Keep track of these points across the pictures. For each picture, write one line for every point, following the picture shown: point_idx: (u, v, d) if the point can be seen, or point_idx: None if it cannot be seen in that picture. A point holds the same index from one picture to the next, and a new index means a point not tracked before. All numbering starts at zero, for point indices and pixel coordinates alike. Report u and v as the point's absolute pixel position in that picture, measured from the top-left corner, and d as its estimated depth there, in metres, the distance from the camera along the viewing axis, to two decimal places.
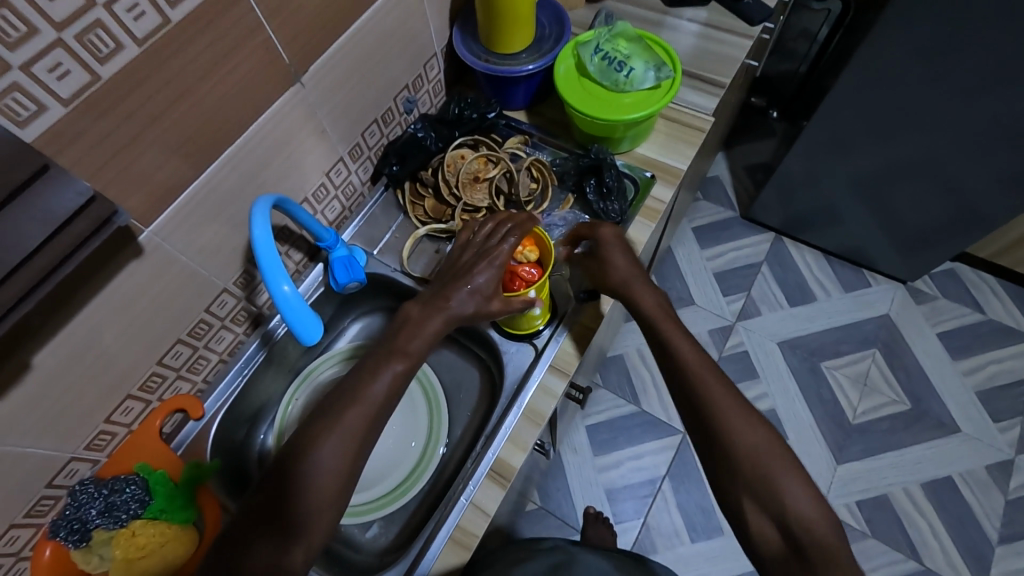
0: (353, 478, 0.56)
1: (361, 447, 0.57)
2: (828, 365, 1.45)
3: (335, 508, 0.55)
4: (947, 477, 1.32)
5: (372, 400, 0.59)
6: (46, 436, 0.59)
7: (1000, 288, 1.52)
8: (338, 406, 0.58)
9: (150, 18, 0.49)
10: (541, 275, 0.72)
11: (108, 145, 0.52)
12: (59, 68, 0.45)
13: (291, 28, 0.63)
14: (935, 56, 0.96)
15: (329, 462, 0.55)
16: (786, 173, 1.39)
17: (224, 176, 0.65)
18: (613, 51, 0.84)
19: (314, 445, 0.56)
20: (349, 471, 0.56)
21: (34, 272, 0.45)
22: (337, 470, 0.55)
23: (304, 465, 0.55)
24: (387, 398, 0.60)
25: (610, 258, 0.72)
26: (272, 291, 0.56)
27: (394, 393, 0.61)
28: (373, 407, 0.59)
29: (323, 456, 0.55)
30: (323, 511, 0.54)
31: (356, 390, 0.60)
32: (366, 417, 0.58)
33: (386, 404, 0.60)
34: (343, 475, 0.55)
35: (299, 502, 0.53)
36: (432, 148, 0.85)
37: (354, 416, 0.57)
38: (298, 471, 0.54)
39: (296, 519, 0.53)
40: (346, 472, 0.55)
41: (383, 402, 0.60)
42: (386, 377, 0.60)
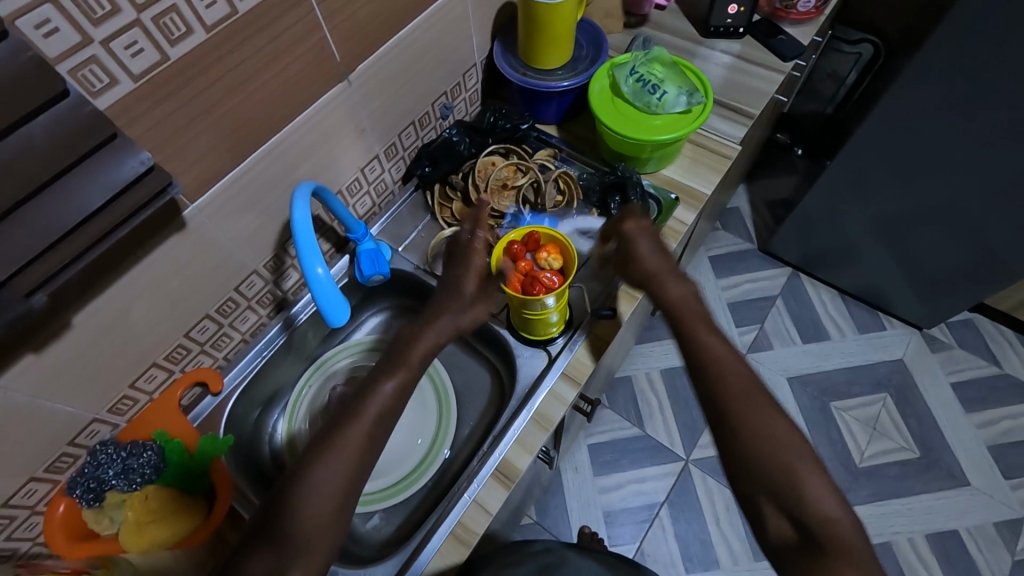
0: (355, 490, 0.55)
1: (363, 459, 0.56)
2: (838, 405, 1.44)
3: (338, 525, 0.53)
4: (954, 530, 1.30)
5: (372, 414, 0.59)
6: (74, 395, 0.61)
7: (1018, 342, 1.50)
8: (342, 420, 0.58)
9: (220, 7, 0.53)
10: (563, 283, 0.72)
11: (168, 122, 0.55)
12: (134, 46, 0.49)
13: (345, 29, 0.66)
14: (964, 104, 0.98)
15: (328, 479, 0.54)
16: (808, 209, 1.40)
17: (267, 163, 0.68)
18: (647, 75, 0.87)
19: (315, 461, 0.55)
20: (351, 483, 0.55)
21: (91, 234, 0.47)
22: (337, 485, 0.54)
23: (306, 481, 0.53)
24: (389, 408, 0.60)
25: (641, 245, 0.70)
26: (306, 271, 0.59)
27: (395, 402, 0.61)
28: (374, 420, 0.58)
29: (322, 472, 0.54)
30: (326, 527, 0.53)
31: (359, 405, 0.59)
32: (368, 429, 0.57)
33: (389, 417, 0.60)
34: (346, 484, 0.54)
35: (303, 513, 0.52)
36: (464, 153, 0.88)
37: (355, 430, 0.57)
38: (299, 489, 0.53)
39: (298, 531, 0.51)
40: (346, 487, 0.54)
41: (385, 414, 0.59)
42: (385, 390, 0.60)
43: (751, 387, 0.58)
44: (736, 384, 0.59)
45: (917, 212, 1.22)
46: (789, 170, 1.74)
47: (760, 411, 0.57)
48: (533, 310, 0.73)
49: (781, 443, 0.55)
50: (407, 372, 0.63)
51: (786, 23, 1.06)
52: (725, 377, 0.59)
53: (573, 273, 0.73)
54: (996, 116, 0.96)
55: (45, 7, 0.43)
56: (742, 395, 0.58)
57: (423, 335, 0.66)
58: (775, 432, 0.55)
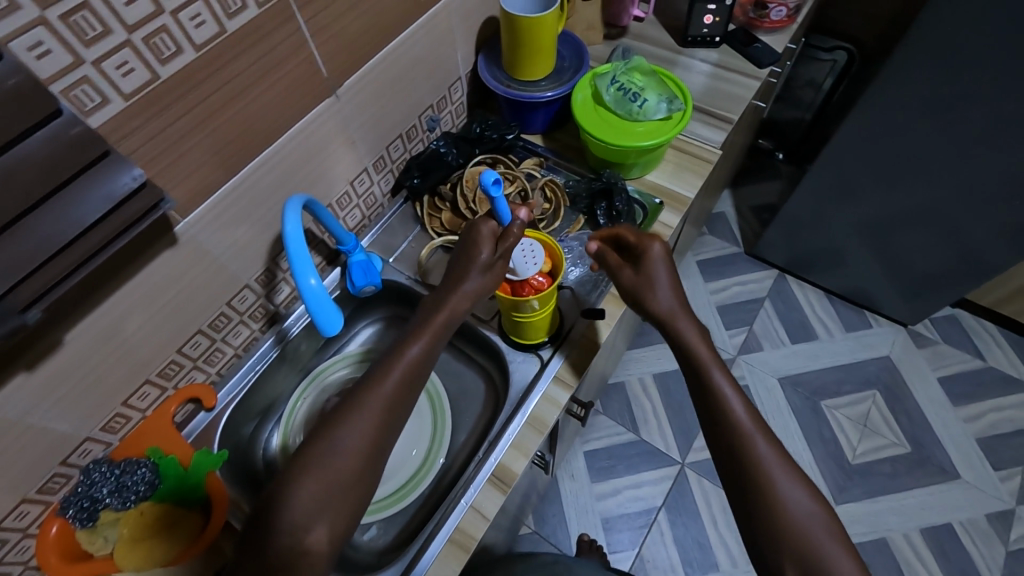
0: (373, 461, 0.58)
1: (381, 428, 0.59)
2: (829, 404, 1.46)
3: (356, 493, 0.56)
4: (948, 524, 1.31)
5: (387, 388, 0.61)
6: (67, 413, 0.61)
7: (1001, 337, 1.54)
8: (360, 392, 0.61)
9: (210, 26, 0.54)
10: (552, 280, 0.72)
11: (160, 139, 0.56)
12: (125, 65, 0.50)
13: (332, 46, 0.68)
14: (935, 103, 1.01)
15: (350, 443, 0.57)
16: (791, 212, 1.43)
17: (259, 177, 0.69)
18: (628, 83, 0.89)
19: (332, 435, 0.57)
20: (368, 454, 0.57)
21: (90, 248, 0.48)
22: (358, 450, 0.57)
23: (331, 445, 0.56)
24: (403, 385, 0.62)
25: (657, 276, 0.69)
26: (299, 283, 0.59)
27: (409, 380, 0.62)
28: (389, 394, 0.60)
29: (346, 436, 0.57)
30: (345, 493, 0.55)
31: (382, 373, 0.62)
32: (386, 399, 0.60)
33: (407, 387, 0.62)
34: (364, 454, 0.57)
35: (321, 477, 0.55)
36: (453, 163, 0.90)
37: (374, 400, 0.60)
38: (323, 453, 0.56)
39: (314, 497, 0.54)
40: (366, 454, 0.57)
41: (401, 386, 0.62)
42: (398, 366, 0.62)
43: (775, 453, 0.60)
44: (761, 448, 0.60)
45: (897, 212, 1.25)
46: (772, 175, 1.78)
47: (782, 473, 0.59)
48: (525, 312, 0.73)
49: (805, 512, 0.57)
50: (422, 350, 0.64)
51: (760, 31, 1.09)
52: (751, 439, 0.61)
53: (559, 277, 0.72)
54: (966, 117, 1.00)
55: (38, 29, 0.43)
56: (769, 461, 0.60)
57: (442, 334, 0.66)
58: (793, 499, 0.57)
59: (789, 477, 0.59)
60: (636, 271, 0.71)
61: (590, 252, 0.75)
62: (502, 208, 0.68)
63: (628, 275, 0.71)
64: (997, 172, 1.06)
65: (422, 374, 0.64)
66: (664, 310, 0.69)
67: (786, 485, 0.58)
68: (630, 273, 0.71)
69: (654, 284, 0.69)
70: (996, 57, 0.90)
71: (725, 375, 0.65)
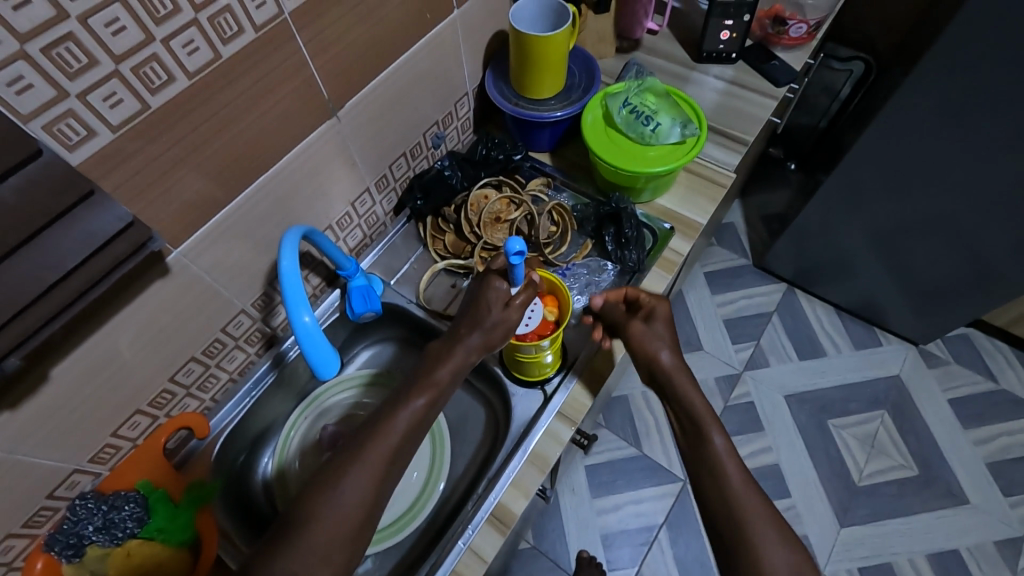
0: (375, 513, 0.57)
1: (382, 481, 0.57)
2: (836, 423, 1.43)
3: (356, 547, 0.55)
4: (956, 550, 1.28)
5: (394, 434, 0.60)
6: (54, 447, 0.59)
7: (1014, 358, 1.50)
8: (363, 440, 0.59)
9: (203, 53, 0.51)
10: (556, 325, 0.73)
11: (150, 169, 0.53)
12: (113, 96, 0.47)
13: (332, 67, 0.65)
14: (958, 124, 0.97)
15: (351, 497, 0.55)
16: (802, 225, 1.40)
17: (256, 203, 0.66)
18: (640, 105, 0.86)
19: (330, 486, 0.56)
20: (367, 509, 0.56)
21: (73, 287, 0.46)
22: (360, 502, 0.55)
23: (334, 495, 0.55)
24: (408, 433, 0.61)
25: (661, 329, 0.73)
26: (292, 320, 0.57)
27: (414, 428, 0.61)
28: (395, 443, 0.59)
29: (349, 487, 0.55)
30: (344, 547, 0.54)
31: (384, 422, 0.61)
32: (388, 451, 0.59)
33: (409, 437, 0.61)
34: (364, 508, 0.55)
35: (319, 532, 0.53)
36: (456, 186, 0.86)
37: (379, 448, 0.58)
38: (324, 503, 0.54)
39: (309, 551, 0.52)
40: (368, 505, 0.56)
41: (404, 438, 0.60)
42: (405, 415, 0.61)
43: (780, 535, 0.58)
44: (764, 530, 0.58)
45: (912, 223, 1.21)
46: (783, 185, 1.73)
47: (787, 558, 0.56)
48: (527, 353, 0.72)
49: None
50: (426, 404, 0.63)
51: (778, 47, 1.06)
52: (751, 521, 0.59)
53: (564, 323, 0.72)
54: (990, 132, 0.96)
55: (18, 63, 0.41)
56: (776, 543, 0.57)
57: (451, 383, 0.65)
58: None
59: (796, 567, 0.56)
60: (645, 324, 0.73)
61: (595, 306, 0.77)
62: (518, 272, 0.66)
63: (638, 328, 0.73)
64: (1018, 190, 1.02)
65: (428, 421, 0.63)
66: (668, 362, 0.71)
67: (795, 571, 0.56)
68: (641, 327, 0.73)
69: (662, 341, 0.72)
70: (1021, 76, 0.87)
71: (732, 451, 0.64)
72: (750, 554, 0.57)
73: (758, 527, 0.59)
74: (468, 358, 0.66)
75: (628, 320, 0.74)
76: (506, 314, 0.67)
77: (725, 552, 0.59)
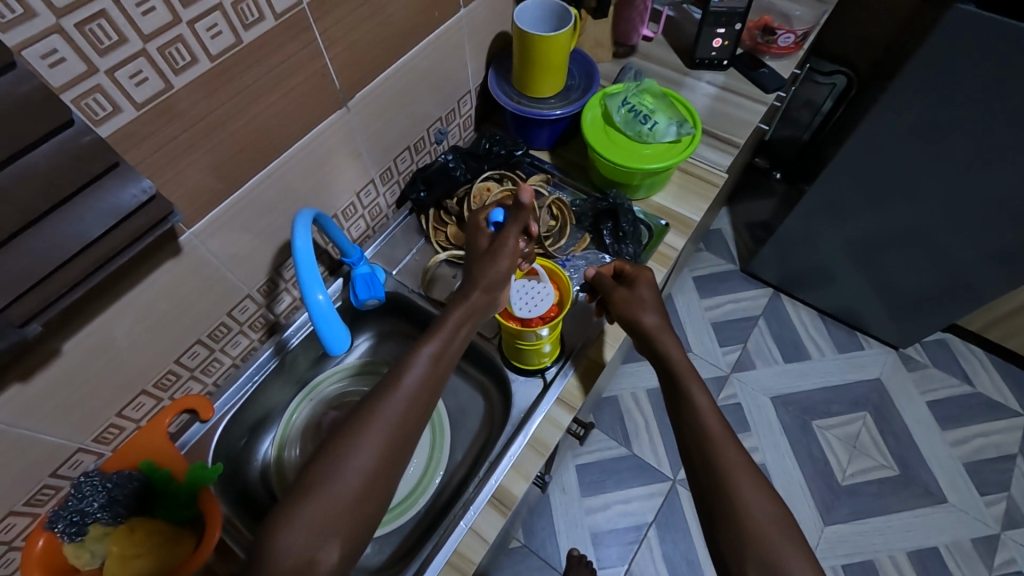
0: (390, 469, 0.58)
1: (399, 429, 0.60)
2: (820, 424, 1.47)
3: (367, 510, 0.56)
4: (934, 547, 1.32)
5: (409, 384, 0.62)
6: (60, 424, 0.60)
7: (988, 362, 1.56)
8: (381, 393, 0.62)
9: (225, 37, 0.53)
10: (557, 309, 0.75)
11: (169, 148, 0.55)
12: (138, 75, 0.49)
13: (345, 59, 0.67)
14: (934, 134, 1.02)
15: (373, 446, 0.58)
16: (787, 232, 1.44)
17: (266, 187, 0.68)
18: (638, 105, 0.90)
19: (351, 438, 0.58)
20: (388, 456, 0.58)
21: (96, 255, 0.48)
22: (373, 460, 0.57)
23: (343, 461, 0.56)
24: (413, 396, 0.62)
25: (644, 295, 0.75)
26: (306, 299, 0.58)
27: (420, 391, 0.63)
28: (401, 407, 0.61)
29: (364, 446, 0.58)
30: (353, 511, 0.55)
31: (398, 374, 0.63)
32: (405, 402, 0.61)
33: (424, 385, 0.63)
34: (385, 456, 0.58)
35: (344, 478, 0.56)
36: (460, 178, 0.90)
37: (384, 412, 0.60)
38: (337, 465, 0.56)
39: (339, 495, 0.55)
40: (388, 454, 0.58)
41: (419, 388, 0.63)
42: (409, 378, 0.63)
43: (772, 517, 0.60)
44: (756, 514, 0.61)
45: (893, 233, 1.26)
46: (768, 193, 1.78)
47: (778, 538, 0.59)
48: (528, 340, 0.74)
49: None
50: (434, 354, 0.65)
51: (766, 56, 1.10)
52: (743, 497, 0.61)
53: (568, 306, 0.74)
54: (963, 144, 1.01)
55: (53, 38, 0.42)
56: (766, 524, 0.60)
57: (455, 334, 0.68)
58: None
59: (789, 546, 0.57)
60: (630, 290, 0.76)
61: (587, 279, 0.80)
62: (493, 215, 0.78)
63: (622, 293, 0.76)
64: (990, 196, 1.07)
65: (433, 384, 0.64)
66: (649, 325, 0.73)
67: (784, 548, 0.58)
68: (624, 293, 0.76)
69: (644, 305, 0.75)
70: (989, 89, 0.91)
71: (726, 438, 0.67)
72: (742, 532, 0.58)
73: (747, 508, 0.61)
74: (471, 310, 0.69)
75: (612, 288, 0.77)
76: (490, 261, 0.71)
77: (716, 530, 0.61)
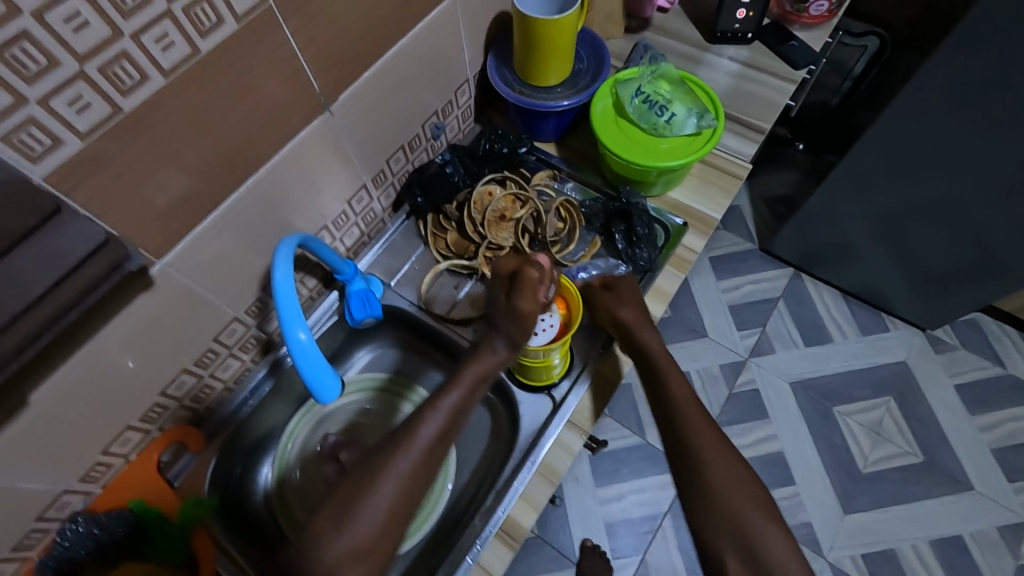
0: (401, 520, 0.55)
1: (417, 479, 0.57)
2: (841, 410, 1.41)
3: (375, 560, 0.53)
4: (958, 535, 1.28)
5: (429, 430, 0.59)
6: (39, 471, 0.56)
7: (1022, 343, 1.47)
8: (398, 439, 0.59)
9: (179, 48, 0.46)
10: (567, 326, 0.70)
11: (129, 176, 0.49)
12: (80, 101, 0.43)
13: (321, 58, 0.60)
14: (982, 111, 0.91)
15: (386, 498, 0.55)
16: (810, 212, 1.34)
17: (246, 206, 0.62)
18: (653, 94, 0.81)
19: (362, 485, 0.55)
20: (401, 508, 0.55)
21: (50, 302, 0.43)
22: (386, 512, 0.54)
23: (359, 504, 0.54)
24: (435, 443, 0.59)
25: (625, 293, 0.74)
26: (287, 337, 0.53)
27: (442, 435, 0.59)
28: (423, 452, 0.57)
29: (380, 498, 0.54)
30: (360, 560, 0.53)
31: (416, 420, 0.60)
32: (422, 454, 0.57)
33: (445, 435, 0.60)
34: (400, 507, 0.55)
35: (353, 527, 0.53)
36: (459, 184, 0.83)
37: (404, 456, 0.57)
38: (348, 514, 0.54)
39: (346, 549, 0.52)
40: (400, 506, 0.55)
41: (438, 439, 0.59)
42: (432, 420, 0.60)
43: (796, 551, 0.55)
44: (781, 549, 0.56)
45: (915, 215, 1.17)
46: (790, 166, 1.67)
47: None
48: (535, 357, 0.68)
49: None
50: (456, 405, 0.61)
51: (795, 26, 1.00)
52: None
53: (575, 322, 0.69)
54: (1004, 119, 0.90)
55: None
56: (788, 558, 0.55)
57: (480, 384, 0.64)
58: None
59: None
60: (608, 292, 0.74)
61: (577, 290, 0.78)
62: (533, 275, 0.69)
63: (601, 295, 0.74)
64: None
65: (455, 427, 0.61)
66: (625, 319, 0.71)
67: None
68: (603, 294, 0.74)
69: (625, 300, 0.73)
70: None
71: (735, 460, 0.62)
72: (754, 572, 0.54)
73: (767, 539, 0.56)
74: (497, 361, 0.65)
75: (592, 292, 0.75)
76: (521, 323, 0.64)
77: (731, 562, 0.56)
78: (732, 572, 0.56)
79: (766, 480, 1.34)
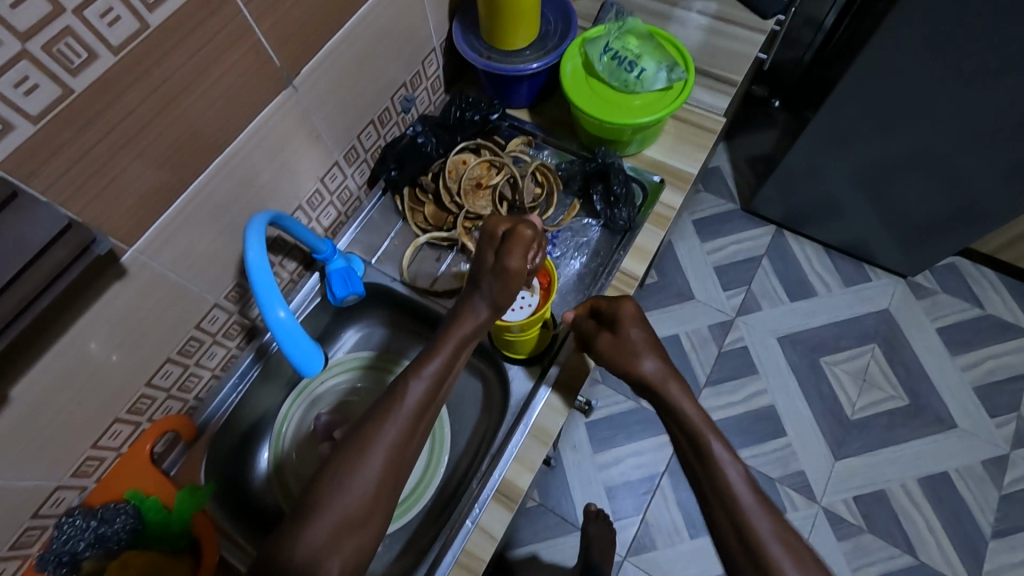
0: (391, 491, 0.56)
1: (402, 449, 0.57)
2: (828, 360, 1.43)
3: (367, 530, 0.54)
4: (944, 472, 1.32)
5: (411, 400, 0.59)
6: (28, 468, 0.56)
7: (1000, 284, 1.50)
8: (382, 412, 0.59)
9: (126, 23, 0.45)
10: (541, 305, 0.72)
11: (89, 160, 0.48)
12: (26, 82, 0.41)
13: (279, 31, 0.58)
14: (950, 50, 0.91)
15: (372, 470, 0.55)
16: (789, 167, 1.34)
17: (215, 187, 0.61)
18: (622, 50, 0.80)
19: (349, 459, 0.56)
20: (389, 479, 0.56)
21: (16, 292, 0.43)
22: (373, 484, 0.55)
23: (349, 476, 0.55)
24: (418, 412, 0.59)
25: (635, 339, 0.69)
26: (266, 316, 0.53)
27: (426, 403, 0.60)
28: (406, 423, 0.58)
29: (366, 471, 0.55)
30: (354, 531, 0.53)
31: (398, 392, 0.60)
32: (404, 425, 0.58)
33: (427, 404, 0.60)
34: (388, 478, 0.56)
35: (342, 500, 0.53)
36: (432, 154, 0.82)
37: (390, 428, 0.57)
38: (335, 488, 0.54)
39: (336, 522, 0.53)
40: (387, 476, 0.56)
41: (421, 409, 0.59)
42: (415, 390, 0.60)
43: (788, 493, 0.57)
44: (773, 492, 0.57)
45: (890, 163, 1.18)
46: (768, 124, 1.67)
47: None
48: (515, 332, 0.70)
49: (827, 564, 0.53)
50: (436, 374, 0.61)
51: None
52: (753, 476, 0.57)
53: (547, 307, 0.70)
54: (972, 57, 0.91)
55: None
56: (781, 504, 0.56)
57: (461, 351, 0.64)
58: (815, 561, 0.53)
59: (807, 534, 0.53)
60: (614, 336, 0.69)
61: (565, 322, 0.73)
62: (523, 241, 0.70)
63: (606, 340, 0.69)
64: (996, 111, 0.98)
65: (439, 396, 0.62)
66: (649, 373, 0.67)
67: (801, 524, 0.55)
68: (608, 339, 0.69)
69: (633, 354, 0.68)
70: None
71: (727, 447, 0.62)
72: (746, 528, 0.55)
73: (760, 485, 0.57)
74: (478, 323, 0.65)
75: (597, 333, 0.69)
76: (507, 282, 0.65)
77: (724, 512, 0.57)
78: (724, 514, 0.58)
79: (759, 433, 1.37)
